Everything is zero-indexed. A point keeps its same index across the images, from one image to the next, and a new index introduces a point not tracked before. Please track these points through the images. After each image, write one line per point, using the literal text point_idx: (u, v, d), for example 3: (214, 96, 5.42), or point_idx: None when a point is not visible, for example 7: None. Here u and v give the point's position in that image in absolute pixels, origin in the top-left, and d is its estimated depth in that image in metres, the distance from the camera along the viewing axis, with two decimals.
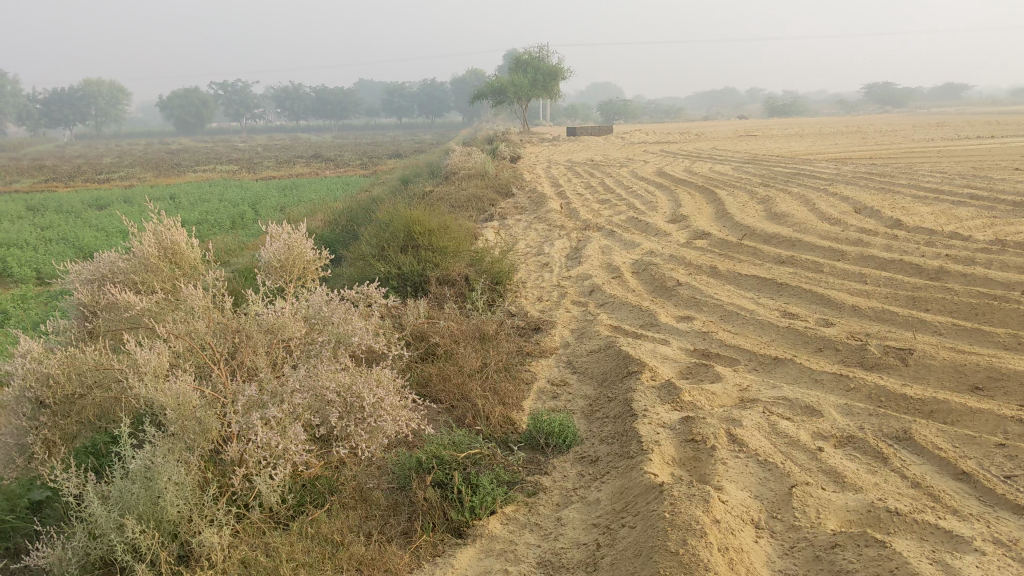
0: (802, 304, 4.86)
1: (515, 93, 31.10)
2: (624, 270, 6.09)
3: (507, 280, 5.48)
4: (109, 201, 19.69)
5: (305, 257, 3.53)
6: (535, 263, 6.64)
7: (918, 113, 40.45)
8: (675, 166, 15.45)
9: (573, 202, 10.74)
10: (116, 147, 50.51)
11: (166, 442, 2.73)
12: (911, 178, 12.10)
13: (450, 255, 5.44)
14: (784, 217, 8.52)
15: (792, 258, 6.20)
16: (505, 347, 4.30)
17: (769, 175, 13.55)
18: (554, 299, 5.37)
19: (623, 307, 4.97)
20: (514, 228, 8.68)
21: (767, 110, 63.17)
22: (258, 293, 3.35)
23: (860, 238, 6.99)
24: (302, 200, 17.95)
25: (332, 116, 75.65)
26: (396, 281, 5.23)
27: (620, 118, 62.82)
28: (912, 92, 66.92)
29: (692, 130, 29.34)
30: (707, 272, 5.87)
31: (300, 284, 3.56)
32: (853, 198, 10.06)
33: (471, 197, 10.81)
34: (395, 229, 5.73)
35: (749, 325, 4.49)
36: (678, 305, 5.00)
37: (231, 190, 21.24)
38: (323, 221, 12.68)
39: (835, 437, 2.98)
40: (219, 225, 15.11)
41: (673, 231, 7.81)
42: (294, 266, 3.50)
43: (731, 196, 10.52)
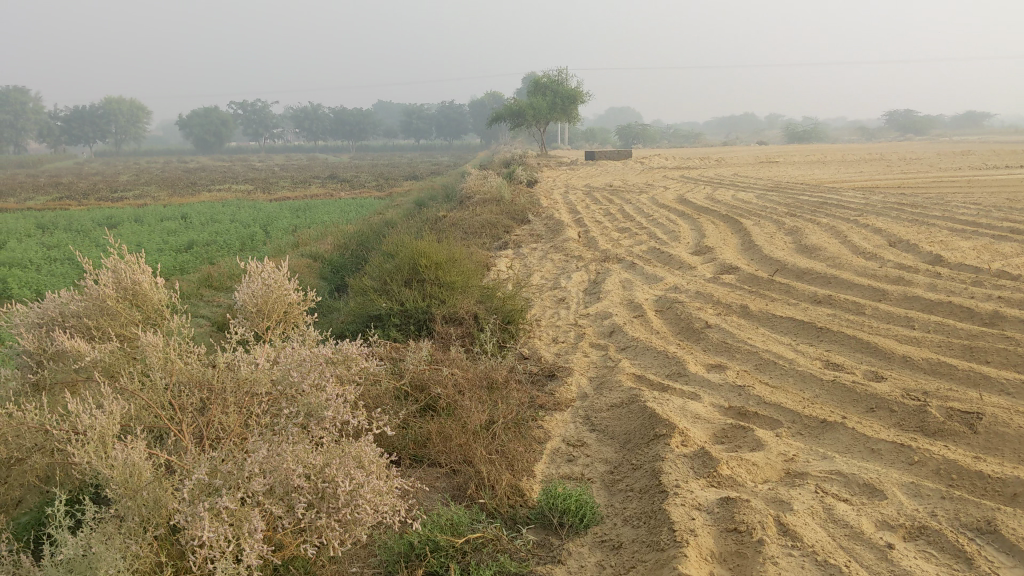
0: (844, 353, 4.39)
1: (534, 116, 30.76)
2: (647, 308, 5.65)
3: (519, 320, 5.02)
4: (121, 220, 19.44)
5: (284, 299, 3.08)
6: (552, 298, 6.20)
7: (942, 142, 39.88)
8: (697, 193, 15.03)
9: (592, 230, 10.33)
10: (134, 165, 50.57)
11: (111, 524, 2.27)
12: (944, 210, 11.64)
13: (458, 291, 5.02)
14: (815, 250, 8.06)
15: (828, 297, 5.73)
16: (515, 398, 3.84)
17: (794, 204, 13.11)
18: (571, 341, 4.92)
19: (647, 352, 4.51)
20: (530, 258, 8.27)
21: (787, 135, 62.85)
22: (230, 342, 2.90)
23: (899, 276, 6.52)
24: (314, 222, 17.62)
25: (351, 137, 75.78)
26: (398, 319, 4.81)
27: (638, 143, 62.60)
28: (933, 120, 66.41)
29: (713, 155, 29.01)
30: (737, 312, 5.41)
31: (281, 330, 3.12)
32: (886, 230, 9.59)
33: (486, 223, 10.41)
34: (400, 262, 5.34)
35: (790, 378, 4.01)
36: (707, 351, 4.54)
37: (244, 210, 20.97)
38: (334, 245, 12.32)
39: (904, 528, 2.50)
40: (227, 247, 14.78)
41: (699, 264, 7.37)
42: (271, 310, 3.05)
43: (757, 226, 10.08)
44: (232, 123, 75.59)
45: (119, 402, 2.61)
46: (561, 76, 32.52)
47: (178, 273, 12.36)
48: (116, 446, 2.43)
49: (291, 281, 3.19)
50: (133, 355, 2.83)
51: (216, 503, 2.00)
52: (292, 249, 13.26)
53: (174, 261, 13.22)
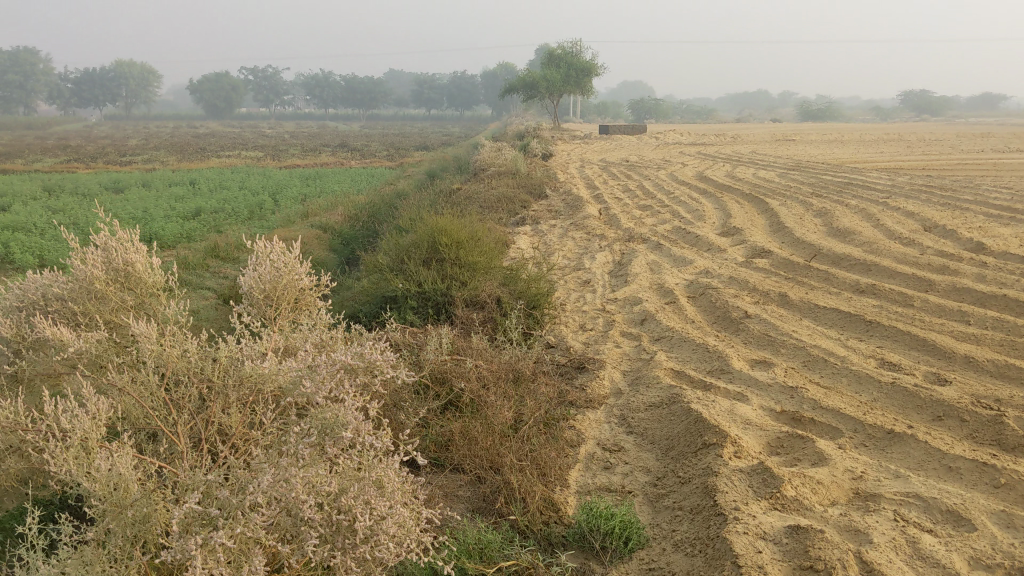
0: (899, 350, 4.04)
1: (547, 88, 30.24)
2: (679, 294, 5.31)
3: (545, 305, 4.68)
4: (128, 184, 19.16)
5: (295, 285, 2.75)
6: (576, 280, 5.88)
7: (961, 124, 39.20)
8: (717, 170, 14.63)
9: (612, 207, 9.97)
10: (143, 129, 50.29)
11: (91, 548, 1.95)
12: (975, 194, 11.23)
13: (480, 273, 4.69)
14: (848, 234, 7.68)
15: (872, 287, 5.36)
16: (544, 394, 3.51)
17: (818, 184, 12.71)
18: (601, 329, 4.58)
19: (684, 344, 4.17)
20: (549, 236, 7.94)
21: (802, 113, 62.04)
22: (232, 337, 2.58)
23: (943, 264, 6.15)
24: (324, 191, 17.32)
25: (361, 106, 75.23)
26: (416, 301, 4.49)
27: (651, 117, 61.95)
28: (949, 102, 65.51)
29: (729, 132, 28.45)
30: (776, 302, 5.05)
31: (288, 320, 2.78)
32: (919, 214, 9.20)
33: (501, 198, 10.07)
34: (418, 239, 5.01)
35: (843, 379, 3.66)
36: (748, 345, 4.19)
37: (253, 177, 20.67)
38: (344, 215, 12.02)
39: (1004, 569, 2.15)
40: (236, 215, 14.46)
41: (728, 246, 7.02)
42: (279, 298, 2.72)
43: (784, 207, 9.71)
44: (242, 88, 75.12)
45: (105, 401, 2.29)
46: (575, 48, 31.92)
47: (184, 243, 12.12)
48: (100, 456, 2.11)
49: (304, 265, 2.85)
50: (123, 346, 2.51)
51: (209, 538, 1.69)
52: (301, 219, 12.97)
53: (180, 228, 12.97)
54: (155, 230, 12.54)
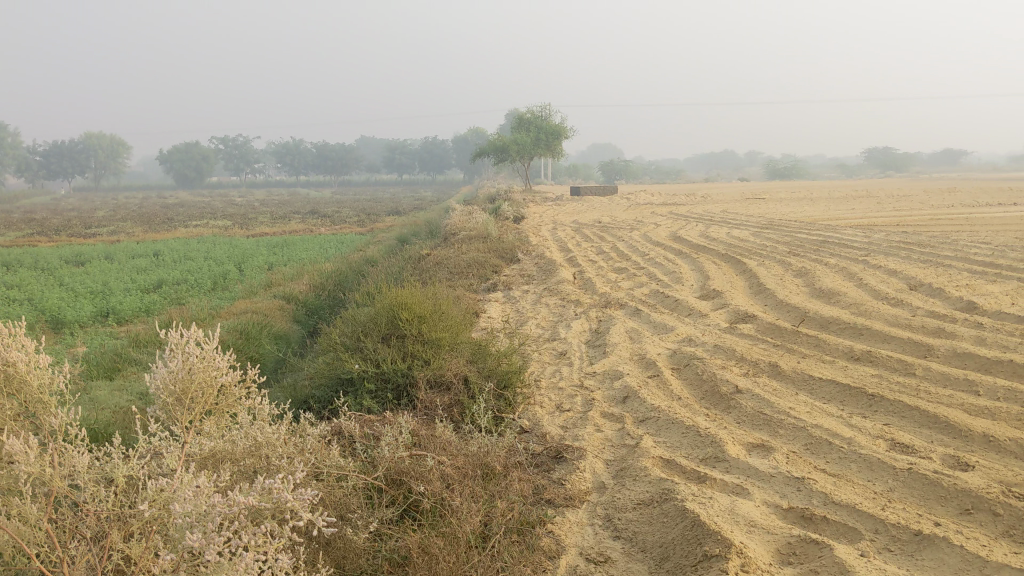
0: (909, 428, 3.65)
1: (517, 151, 30.14)
2: (663, 366, 4.92)
3: (517, 383, 4.26)
4: (90, 257, 18.66)
5: (213, 387, 2.37)
6: (551, 352, 5.48)
7: (926, 180, 39.56)
8: (690, 231, 14.40)
9: (586, 270, 9.63)
10: (113, 201, 49.93)
11: None
12: (953, 249, 11.03)
13: (445, 349, 4.26)
14: (833, 295, 7.36)
15: (867, 353, 5.00)
16: (516, 491, 3.09)
17: (795, 242, 12.46)
18: (579, 409, 4.17)
19: (671, 427, 3.76)
20: (521, 303, 7.57)
21: (769, 173, 62.63)
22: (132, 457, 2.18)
23: (939, 327, 5.81)
24: (291, 259, 16.93)
25: (332, 173, 75.27)
26: (374, 383, 4.06)
27: (622, 178, 62.27)
28: (912, 159, 66.58)
29: (699, 192, 28.40)
30: (768, 373, 4.67)
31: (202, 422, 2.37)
32: (902, 272, 8.94)
33: (471, 263, 9.73)
34: (377, 314, 4.59)
35: (853, 465, 3.26)
36: (743, 426, 3.79)
37: (220, 246, 20.25)
38: (309, 284, 11.63)
39: None
40: (198, 287, 14.00)
41: (710, 311, 6.68)
42: (194, 402, 2.32)
43: (764, 267, 9.41)
44: (211, 158, 74.95)
45: None
46: (544, 112, 31.97)
47: (142, 318, 11.70)
48: None
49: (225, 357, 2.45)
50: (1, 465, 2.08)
51: None
52: (265, 289, 12.57)
53: (140, 302, 12.53)
54: (113, 305, 12.12)
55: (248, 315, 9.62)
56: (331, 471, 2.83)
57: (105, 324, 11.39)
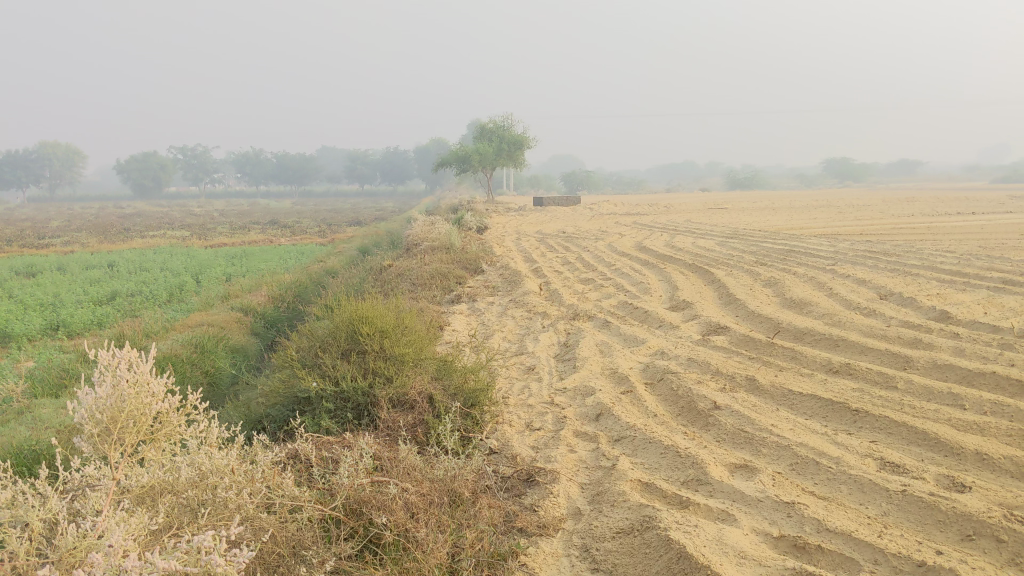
0: (898, 446, 3.47)
1: (480, 161, 29.95)
2: (636, 381, 4.72)
3: (485, 401, 4.02)
4: (42, 268, 18.15)
5: (145, 414, 2.13)
6: (520, 367, 5.26)
7: (885, 190, 40.03)
8: (655, 240, 14.27)
9: (552, 281, 9.45)
10: (68, 211, 48.98)
11: None
12: (919, 258, 10.99)
13: (408, 365, 4.01)
14: (805, 306, 7.22)
15: (846, 366, 4.83)
16: (485, 520, 2.86)
17: (761, 252, 12.38)
18: (551, 428, 3.94)
19: (649, 447, 3.54)
20: (487, 315, 7.35)
21: (730, 183, 63.13)
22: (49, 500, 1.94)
23: (915, 337, 5.68)
24: (250, 270, 16.56)
25: (293, 183, 74.61)
26: (333, 402, 3.80)
27: (584, 188, 62.43)
28: (870, 169, 67.46)
29: (662, 202, 28.39)
30: (745, 388, 4.49)
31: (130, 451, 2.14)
32: (871, 281, 8.84)
33: (434, 274, 9.49)
34: (336, 329, 4.32)
35: (843, 488, 3.07)
36: (724, 445, 3.59)
37: (177, 258, 19.80)
38: (268, 295, 11.32)
39: None
40: (152, 299, 13.61)
41: (681, 322, 6.50)
42: (124, 431, 2.09)
43: (732, 277, 9.28)
44: (170, 168, 73.95)
45: None
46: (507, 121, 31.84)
47: (95, 331, 11.30)
48: None
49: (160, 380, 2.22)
50: None
51: None
52: (223, 301, 12.23)
53: (92, 314, 12.14)
54: (63, 317, 11.71)
55: (204, 328, 9.30)
56: (283, 502, 2.59)
57: (54, 338, 10.98)
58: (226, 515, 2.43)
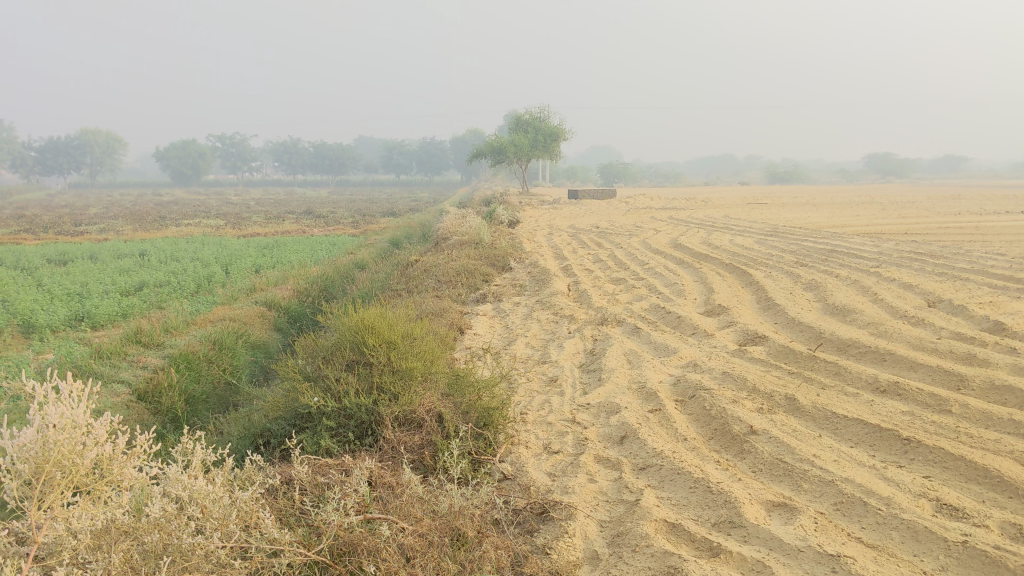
0: (957, 484, 3.11)
1: (515, 153, 29.57)
2: (666, 398, 4.38)
3: (499, 420, 3.72)
4: (74, 257, 18.09)
5: (77, 463, 2.22)
6: (542, 378, 4.96)
7: (928, 187, 39.10)
8: (691, 237, 13.87)
9: (582, 280, 9.11)
10: (106, 197, 49.28)
11: None
12: (968, 261, 10.51)
13: (417, 381, 3.70)
14: (848, 313, 6.82)
15: (894, 386, 4.45)
16: (490, 564, 2.55)
17: (800, 251, 11.94)
18: (571, 452, 3.62)
19: (676, 479, 3.21)
20: (512, 317, 7.05)
21: (768, 177, 62.26)
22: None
23: (969, 352, 5.28)
24: (279, 262, 16.36)
25: (330, 172, 74.76)
26: (333, 420, 3.50)
27: (620, 181, 61.85)
28: (913, 164, 66.15)
29: (698, 196, 27.86)
30: (785, 409, 4.14)
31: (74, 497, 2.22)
32: (918, 285, 8.40)
33: (460, 271, 9.20)
34: (341, 340, 4.02)
35: (894, 535, 2.72)
36: (760, 478, 3.25)
37: (208, 247, 19.66)
38: (293, 289, 11.08)
39: None
40: (179, 290, 13.45)
41: (715, 330, 6.15)
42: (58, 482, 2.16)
43: (770, 279, 8.89)
44: (208, 156, 74.36)
45: None
46: (542, 113, 31.49)
47: (119, 323, 11.14)
48: None
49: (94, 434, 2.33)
50: None
51: None
52: (248, 294, 12.02)
53: (117, 305, 11.97)
54: (88, 308, 11.56)
55: (224, 323, 9.08)
56: (252, 546, 2.33)
57: (78, 329, 10.83)
58: (191, 564, 2.15)
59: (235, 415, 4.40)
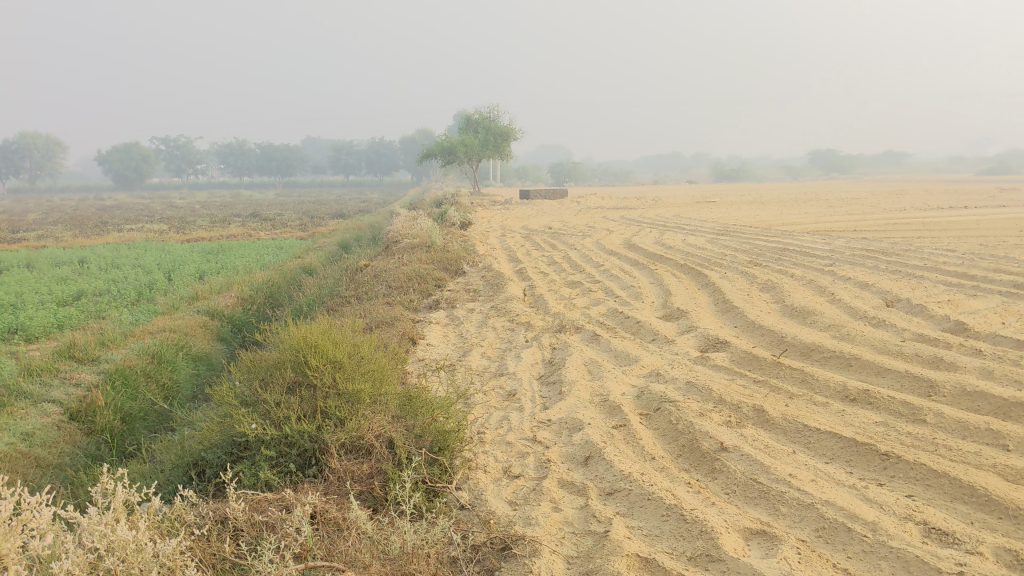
0: (943, 505, 2.92)
1: (466, 153, 29.26)
2: (630, 413, 4.16)
3: (456, 443, 3.47)
4: (10, 266, 17.42)
5: None
6: (499, 391, 4.71)
7: (871, 183, 39.55)
8: (644, 237, 13.75)
9: (537, 284, 8.88)
10: (46, 202, 47.87)
11: None
12: (920, 258, 10.48)
13: (365, 404, 3.45)
14: (808, 315, 6.68)
15: (864, 394, 4.28)
16: None
17: (754, 250, 11.85)
18: (533, 476, 3.38)
19: (646, 507, 2.98)
20: (465, 325, 6.79)
21: (715, 176, 62.91)
22: None
23: (934, 355, 5.14)
24: (224, 268, 15.89)
25: (277, 174, 73.72)
26: (274, 449, 3.22)
27: (569, 181, 61.83)
28: (856, 162, 67.13)
29: (649, 194, 27.85)
30: (755, 423, 3.94)
31: None
32: (874, 284, 8.31)
33: (412, 276, 8.91)
34: (281, 359, 3.73)
35: (882, 565, 2.52)
36: (736, 502, 3.04)
37: (151, 254, 19.06)
38: (237, 297, 10.68)
39: None
40: (120, 299, 12.95)
41: (676, 335, 5.96)
42: None
43: (727, 280, 8.75)
44: (151, 159, 72.81)
45: None
46: (492, 113, 31.25)
47: (55, 334, 10.65)
48: None
49: None
50: None
51: None
52: (191, 303, 11.59)
53: (52, 316, 11.44)
54: (22, 319, 11.05)
55: (165, 334, 8.69)
56: None
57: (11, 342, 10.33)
58: None
59: (169, 445, 4.08)
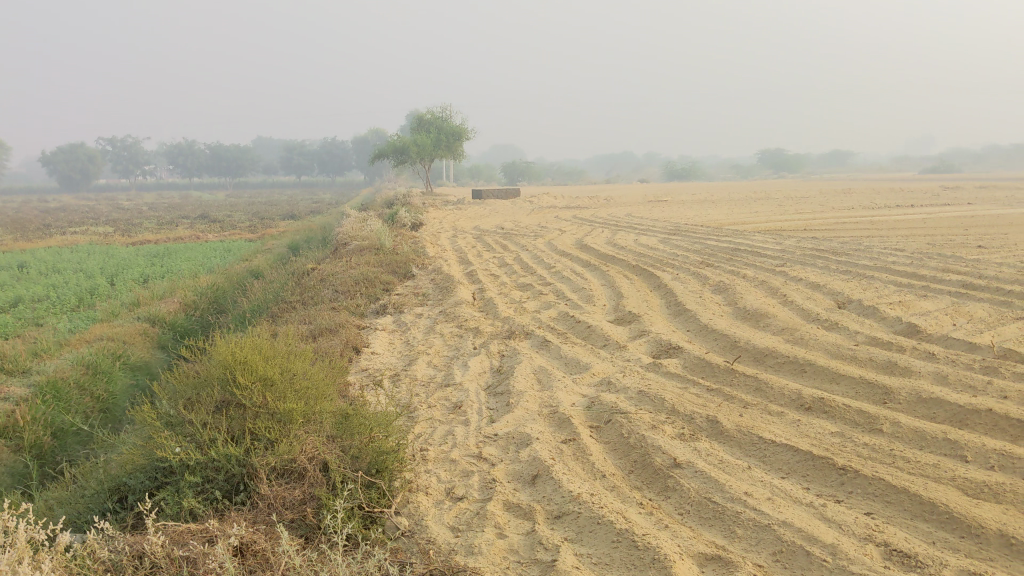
0: (903, 524, 2.80)
1: (418, 153, 28.99)
2: (579, 426, 3.99)
3: (395, 464, 3.28)
4: None
5: None
6: (445, 404, 4.53)
7: (820, 181, 39.89)
8: (596, 237, 13.63)
9: (487, 288, 8.71)
10: None
11: None
12: (870, 257, 10.48)
13: (298, 425, 3.25)
14: (760, 318, 6.59)
15: (819, 403, 4.17)
16: None
17: (707, 251, 11.79)
18: (477, 499, 3.21)
19: (595, 532, 2.82)
20: (412, 331, 6.60)
21: (668, 175, 63.17)
22: None
23: (888, 359, 5.06)
24: (168, 272, 15.46)
25: (227, 175, 72.58)
26: (198, 475, 3.00)
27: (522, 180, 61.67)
28: (805, 161, 67.92)
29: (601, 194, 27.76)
30: (709, 435, 3.80)
31: None
32: (825, 285, 8.26)
33: (359, 280, 8.68)
34: (208, 376, 3.51)
35: None
36: (690, 524, 2.89)
37: (94, 257, 18.54)
38: (180, 303, 10.34)
39: None
40: (58, 306, 12.50)
41: (627, 341, 5.82)
42: None
43: (679, 282, 8.64)
44: (97, 159, 71.26)
45: None
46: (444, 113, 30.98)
47: None
48: None
49: None
50: None
51: None
52: (131, 309, 11.22)
53: None
54: None
55: (102, 343, 8.36)
56: None
57: None
58: None
59: (89, 469, 3.82)
